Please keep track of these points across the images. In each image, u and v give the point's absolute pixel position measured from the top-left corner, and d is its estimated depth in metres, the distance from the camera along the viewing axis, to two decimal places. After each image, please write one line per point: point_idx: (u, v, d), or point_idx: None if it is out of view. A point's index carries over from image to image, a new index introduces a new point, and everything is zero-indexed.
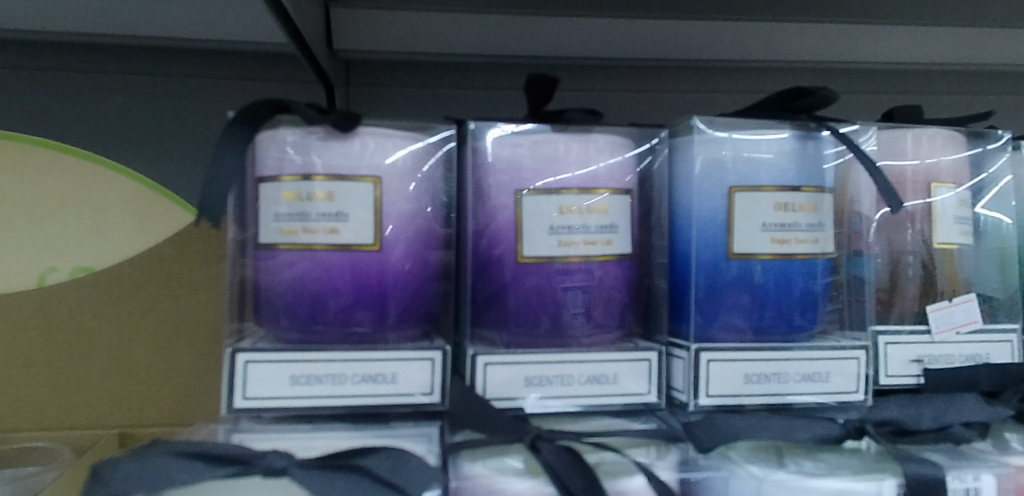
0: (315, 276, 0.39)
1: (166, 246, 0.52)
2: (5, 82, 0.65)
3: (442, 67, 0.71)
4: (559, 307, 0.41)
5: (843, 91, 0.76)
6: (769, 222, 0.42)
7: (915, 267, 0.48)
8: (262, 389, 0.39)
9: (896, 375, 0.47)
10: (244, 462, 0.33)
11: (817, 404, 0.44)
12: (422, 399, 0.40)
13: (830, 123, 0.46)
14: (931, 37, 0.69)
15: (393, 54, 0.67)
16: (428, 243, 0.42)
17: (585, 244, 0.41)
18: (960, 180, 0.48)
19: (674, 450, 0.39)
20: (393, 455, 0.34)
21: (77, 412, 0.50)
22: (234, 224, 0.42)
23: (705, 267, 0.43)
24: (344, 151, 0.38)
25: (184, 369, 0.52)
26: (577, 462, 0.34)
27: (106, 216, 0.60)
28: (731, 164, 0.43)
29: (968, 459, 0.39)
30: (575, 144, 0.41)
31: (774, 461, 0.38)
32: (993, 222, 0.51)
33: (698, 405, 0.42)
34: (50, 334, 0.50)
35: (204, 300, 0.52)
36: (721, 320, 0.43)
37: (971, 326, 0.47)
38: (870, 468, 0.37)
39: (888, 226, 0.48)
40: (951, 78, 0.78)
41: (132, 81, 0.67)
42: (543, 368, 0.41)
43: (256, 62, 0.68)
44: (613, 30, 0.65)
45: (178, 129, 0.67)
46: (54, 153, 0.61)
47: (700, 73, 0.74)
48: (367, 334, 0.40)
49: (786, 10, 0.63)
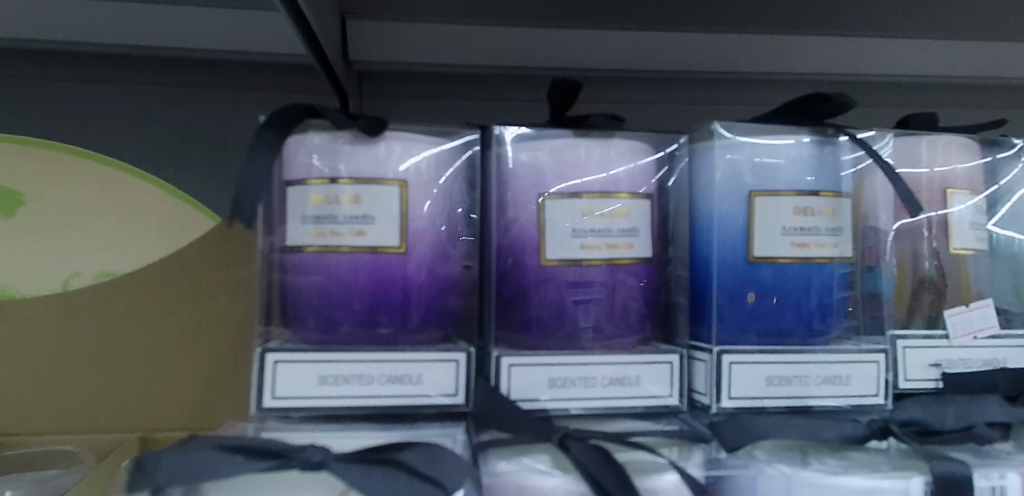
0: (331, 284, 0.38)
1: (189, 250, 0.48)
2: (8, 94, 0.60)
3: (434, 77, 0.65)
4: (576, 320, 0.40)
5: (888, 105, 0.70)
6: (788, 227, 0.41)
7: (929, 290, 0.45)
8: (292, 389, 0.38)
9: (915, 379, 0.44)
10: (283, 455, 0.32)
11: (836, 408, 0.42)
12: (445, 400, 0.39)
13: (848, 128, 0.45)
14: (958, 48, 0.64)
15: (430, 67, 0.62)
16: (441, 253, 0.40)
17: (607, 247, 0.40)
18: (975, 188, 0.46)
19: (699, 450, 0.38)
20: (429, 451, 0.33)
21: (100, 414, 0.47)
22: (263, 231, 0.41)
23: (726, 270, 0.42)
24: (371, 157, 0.38)
25: (192, 369, 0.48)
26: (607, 460, 0.34)
27: (128, 233, 0.54)
28: (749, 170, 0.41)
29: (992, 458, 0.38)
30: (596, 149, 0.40)
31: (798, 459, 0.37)
32: (1005, 240, 0.48)
33: (721, 408, 0.41)
34: (98, 344, 0.47)
35: (224, 306, 0.48)
36: (762, 328, 0.42)
37: (988, 332, 0.45)
38: (897, 465, 0.36)
39: (905, 234, 0.46)
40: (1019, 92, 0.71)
41: (138, 93, 0.61)
42: (567, 369, 0.40)
43: (278, 73, 0.63)
44: (611, 42, 0.61)
45: (204, 143, 0.62)
46: (77, 161, 0.55)
47: (709, 85, 0.67)
48: (392, 336, 0.39)
49: (803, 19, 0.58)
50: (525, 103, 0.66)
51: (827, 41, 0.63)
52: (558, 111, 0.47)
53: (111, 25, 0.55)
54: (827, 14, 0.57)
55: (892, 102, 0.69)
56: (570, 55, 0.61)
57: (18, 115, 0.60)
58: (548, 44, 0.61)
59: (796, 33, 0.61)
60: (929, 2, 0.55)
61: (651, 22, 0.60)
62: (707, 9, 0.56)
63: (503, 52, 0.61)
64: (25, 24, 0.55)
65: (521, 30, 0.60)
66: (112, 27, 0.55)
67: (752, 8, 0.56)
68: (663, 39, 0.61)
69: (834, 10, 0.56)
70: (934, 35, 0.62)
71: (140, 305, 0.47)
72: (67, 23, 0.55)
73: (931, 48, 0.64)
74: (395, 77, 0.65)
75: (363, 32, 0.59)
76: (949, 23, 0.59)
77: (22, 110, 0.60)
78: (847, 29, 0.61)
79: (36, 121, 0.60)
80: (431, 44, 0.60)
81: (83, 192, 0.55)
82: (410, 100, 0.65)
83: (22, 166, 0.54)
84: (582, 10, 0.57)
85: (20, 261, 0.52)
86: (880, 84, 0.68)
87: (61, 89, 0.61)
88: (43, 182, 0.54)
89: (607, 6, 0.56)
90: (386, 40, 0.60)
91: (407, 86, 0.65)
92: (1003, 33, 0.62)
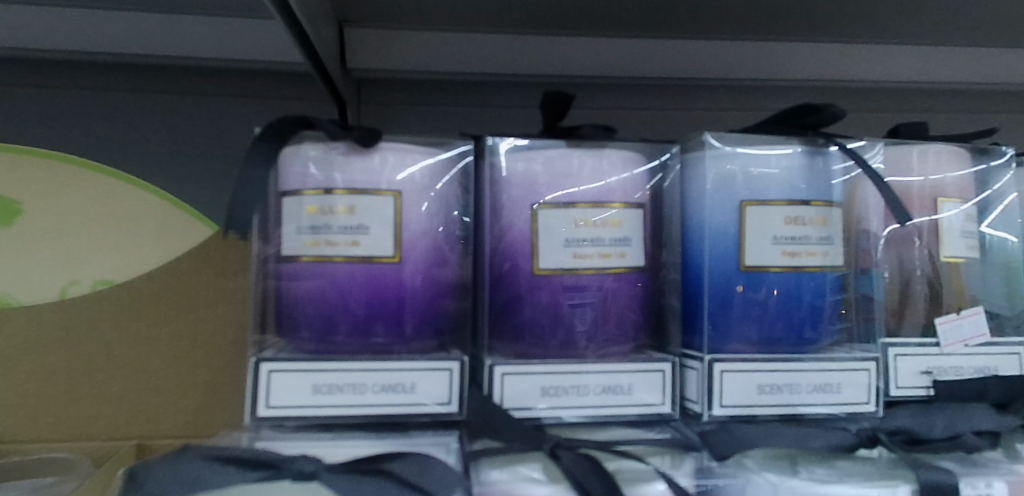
0: (326, 292, 0.38)
1: (186, 259, 0.48)
2: (8, 103, 0.61)
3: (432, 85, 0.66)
4: (569, 328, 0.41)
5: (881, 110, 0.70)
6: (779, 236, 0.41)
7: (922, 295, 0.46)
8: (285, 398, 0.38)
9: (906, 387, 0.45)
10: (275, 466, 0.32)
11: (828, 415, 0.42)
12: (439, 409, 0.39)
13: (838, 139, 0.45)
14: (952, 55, 0.64)
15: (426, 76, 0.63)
16: (435, 258, 0.41)
17: (600, 256, 0.40)
18: (965, 196, 0.46)
19: (690, 459, 0.38)
20: (421, 461, 0.33)
21: (95, 421, 0.47)
22: (257, 239, 0.41)
23: (718, 278, 0.42)
24: (365, 168, 0.38)
25: (188, 378, 0.48)
26: (597, 470, 0.34)
27: (126, 240, 0.55)
28: (741, 179, 0.42)
29: (980, 467, 0.38)
30: (589, 159, 0.41)
31: (788, 468, 0.37)
32: (999, 240, 0.48)
33: (712, 416, 0.41)
34: (94, 352, 0.47)
35: (220, 316, 0.49)
36: (755, 337, 0.42)
37: (979, 340, 0.45)
38: (887, 474, 0.36)
39: (895, 242, 0.46)
40: (1011, 97, 0.71)
41: (137, 101, 0.62)
42: (559, 378, 0.41)
43: (275, 81, 0.63)
44: (606, 50, 0.62)
45: (202, 150, 0.63)
46: (75, 171, 0.56)
47: (703, 92, 0.68)
48: (387, 344, 0.40)
49: (797, 26, 0.59)
50: (523, 110, 0.67)
51: (821, 48, 0.63)
52: (549, 121, 0.47)
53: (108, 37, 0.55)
54: (820, 22, 0.58)
55: (885, 107, 0.70)
56: (566, 62, 0.62)
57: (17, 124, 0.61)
58: (544, 52, 0.61)
59: (790, 40, 0.62)
60: (920, 10, 0.55)
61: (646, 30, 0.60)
62: (702, 17, 0.57)
63: (498, 61, 0.61)
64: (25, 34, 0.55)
65: (517, 38, 0.61)
66: (111, 36, 0.55)
67: (745, 15, 0.56)
68: (658, 46, 0.62)
69: (827, 17, 0.57)
70: (927, 42, 0.63)
71: (138, 312, 0.48)
72: (67, 32, 0.55)
73: (924, 55, 0.64)
74: (392, 85, 0.65)
75: (359, 41, 0.59)
76: (942, 30, 0.60)
77: (23, 118, 0.61)
78: (840, 35, 0.61)
79: (35, 129, 0.61)
80: (427, 52, 0.61)
81: (91, 200, 0.55)
82: (406, 108, 0.66)
83: (20, 176, 0.55)
84: (577, 19, 0.58)
85: (18, 270, 0.53)
86: (873, 91, 0.69)
87: (59, 97, 0.61)
88: (43, 191, 0.55)
89: (602, 15, 0.57)
90: (382, 48, 0.60)
91: (404, 95, 0.66)
92: (995, 39, 0.62)
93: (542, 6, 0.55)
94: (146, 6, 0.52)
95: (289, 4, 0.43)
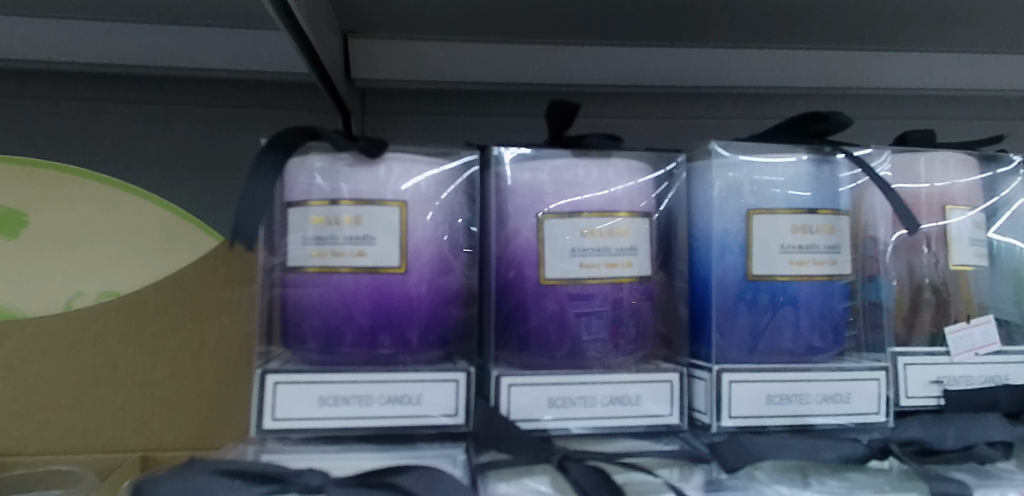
0: (331, 302, 0.38)
1: (190, 270, 0.48)
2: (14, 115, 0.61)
3: (436, 94, 0.66)
4: (576, 336, 0.40)
5: (883, 118, 0.70)
6: (786, 245, 0.41)
7: (931, 302, 0.45)
8: (292, 411, 0.38)
9: (916, 397, 0.44)
10: (281, 480, 0.33)
11: (838, 426, 0.42)
12: (445, 420, 0.39)
13: (844, 146, 0.45)
14: (957, 61, 0.64)
15: (431, 85, 0.63)
16: (441, 266, 0.40)
17: (606, 266, 0.40)
18: (973, 202, 0.45)
19: (699, 471, 0.38)
20: (425, 475, 0.33)
21: (100, 434, 0.47)
22: (264, 250, 0.41)
23: (725, 288, 0.42)
24: (371, 179, 0.38)
25: (192, 390, 0.48)
26: (606, 481, 0.34)
27: (130, 251, 0.54)
28: (747, 188, 0.42)
29: (994, 479, 0.37)
30: (595, 168, 0.40)
31: (798, 481, 0.37)
32: (1007, 245, 0.48)
33: (721, 427, 0.41)
34: (98, 364, 0.47)
35: (225, 327, 0.48)
36: (763, 347, 0.42)
37: (989, 348, 0.45)
38: (898, 486, 0.36)
39: (904, 249, 0.46)
40: (1012, 104, 0.71)
41: (142, 112, 0.62)
42: (565, 389, 0.40)
43: (280, 92, 0.64)
44: (610, 58, 0.61)
45: (207, 161, 0.63)
46: (79, 183, 0.56)
47: (707, 99, 0.68)
48: (393, 356, 0.39)
49: (801, 32, 0.59)
50: (526, 119, 0.67)
51: (825, 53, 0.63)
52: (555, 132, 0.47)
53: (113, 49, 0.55)
54: (826, 28, 0.58)
55: (888, 113, 0.70)
56: (570, 72, 0.62)
57: (24, 137, 0.61)
58: (549, 62, 0.61)
59: (793, 46, 0.62)
60: (926, 16, 0.55)
61: (649, 38, 0.60)
62: (704, 24, 0.57)
63: (503, 70, 0.62)
64: (25, 46, 0.55)
65: (520, 47, 0.61)
66: (116, 48, 0.55)
67: (751, 22, 0.56)
68: (662, 55, 0.62)
69: (831, 24, 0.57)
70: (933, 48, 0.62)
71: (143, 323, 0.47)
72: (72, 44, 0.55)
73: (930, 62, 0.64)
74: (396, 95, 0.65)
75: (364, 51, 0.59)
76: (948, 35, 0.59)
77: (28, 131, 0.61)
78: (844, 43, 0.61)
79: (40, 141, 0.61)
80: (432, 61, 0.61)
81: (94, 211, 0.55)
82: (411, 117, 0.66)
83: (23, 189, 0.55)
84: (581, 26, 0.57)
85: (20, 281, 0.52)
86: (876, 97, 0.69)
87: (63, 108, 0.62)
88: (47, 200, 0.55)
89: (605, 23, 0.57)
90: (386, 58, 0.60)
91: (408, 104, 0.66)
92: (1001, 46, 0.62)
93: (547, 14, 0.55)
94: (153, 16, 0.52)
95: (294, 16, 0.43)
